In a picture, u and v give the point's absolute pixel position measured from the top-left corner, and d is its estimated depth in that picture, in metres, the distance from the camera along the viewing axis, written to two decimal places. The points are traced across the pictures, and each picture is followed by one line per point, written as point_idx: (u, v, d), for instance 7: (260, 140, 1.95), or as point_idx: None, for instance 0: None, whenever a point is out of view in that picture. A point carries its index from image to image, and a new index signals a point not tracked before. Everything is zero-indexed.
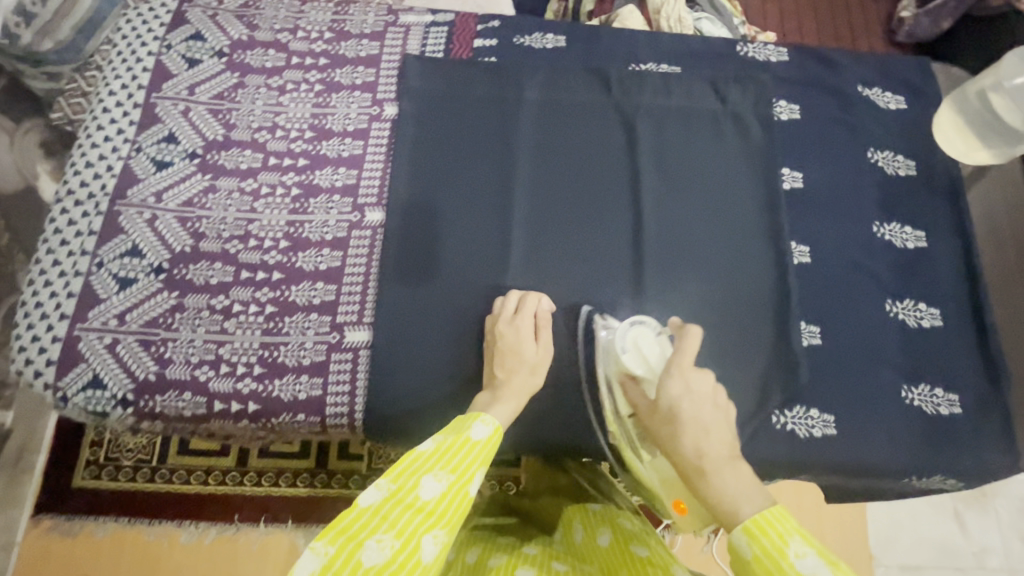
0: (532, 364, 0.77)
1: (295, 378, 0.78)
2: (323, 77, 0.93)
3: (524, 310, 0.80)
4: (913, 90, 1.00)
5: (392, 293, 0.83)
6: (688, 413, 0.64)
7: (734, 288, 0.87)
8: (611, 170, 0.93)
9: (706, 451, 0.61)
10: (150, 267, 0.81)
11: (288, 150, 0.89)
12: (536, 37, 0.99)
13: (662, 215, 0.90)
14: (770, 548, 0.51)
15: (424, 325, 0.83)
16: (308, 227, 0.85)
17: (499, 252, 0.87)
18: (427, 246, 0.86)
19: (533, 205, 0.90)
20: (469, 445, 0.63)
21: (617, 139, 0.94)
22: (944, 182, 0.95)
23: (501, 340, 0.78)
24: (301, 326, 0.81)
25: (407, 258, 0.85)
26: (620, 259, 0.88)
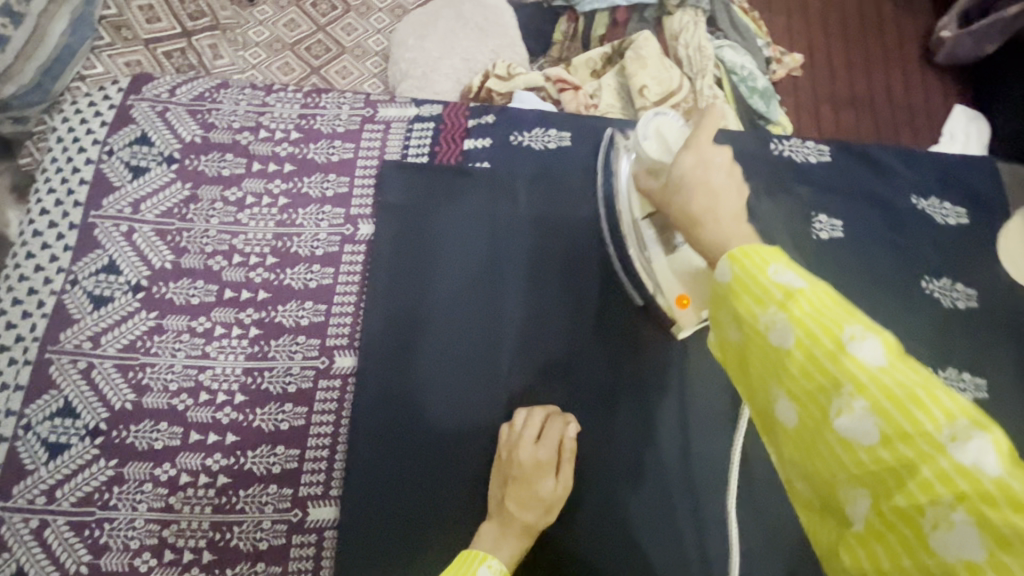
0: (548, 503, 0.67)
1: (250, 567, 0.68)
2: (288, 188, 0.81)
3: (548, 438, 0.69)
4: (975, 201, 0.86)
5: (362, 463, 0.71)
6: (699, 180, 0.55)
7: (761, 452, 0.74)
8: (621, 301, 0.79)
9: (716, 204, 0.53)
10: (85, 429, 0.71)
11: (246, 280, 0.77)
12: (536, 133, 0.86)
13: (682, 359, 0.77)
14: (748, 267, 0.43)
15: (400, 498, 0.70)
16: (268, 376, 0.74)
17: (486, 406, 0.74)
18: (403, 398, 0.74)
19: (528, 343, 0.77)
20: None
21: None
22: (1010, 318, 0.81)
23: (518, 470, 0.68)
24: (257, 501, 0.70)
25: (381, 417, 0.73)
26: (631, 415, 0.74)
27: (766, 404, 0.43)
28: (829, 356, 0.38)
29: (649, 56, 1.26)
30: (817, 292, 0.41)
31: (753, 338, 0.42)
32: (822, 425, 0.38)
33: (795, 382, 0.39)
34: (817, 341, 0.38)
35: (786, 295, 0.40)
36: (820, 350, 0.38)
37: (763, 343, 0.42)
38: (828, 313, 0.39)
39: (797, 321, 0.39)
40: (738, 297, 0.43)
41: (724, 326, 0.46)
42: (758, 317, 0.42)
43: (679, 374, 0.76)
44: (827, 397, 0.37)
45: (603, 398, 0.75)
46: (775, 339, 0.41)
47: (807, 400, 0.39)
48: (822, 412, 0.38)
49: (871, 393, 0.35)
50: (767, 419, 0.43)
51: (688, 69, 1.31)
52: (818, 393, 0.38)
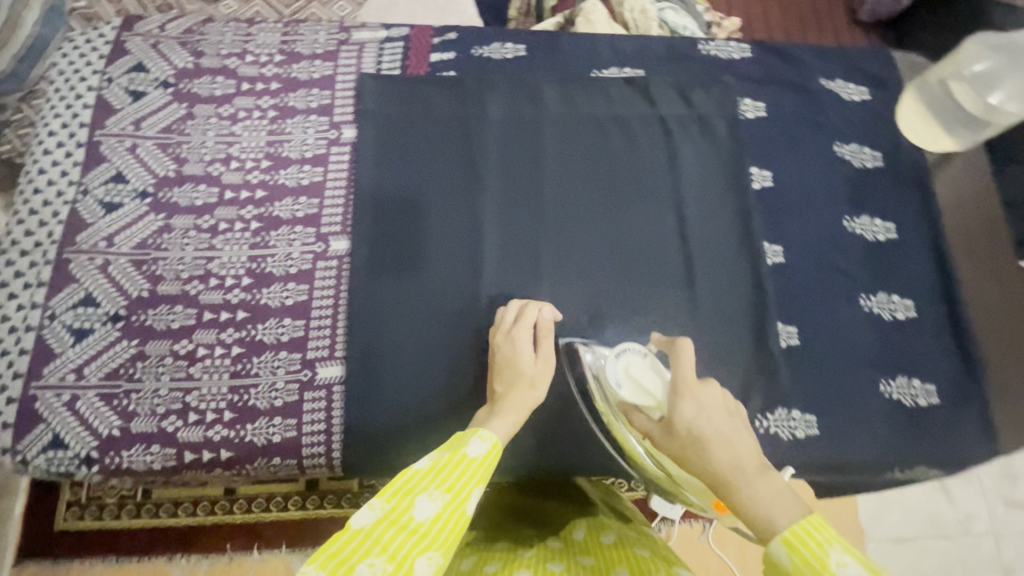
0: (531, 376, 0.73)
1: (268, 421, 0.76)
2: (276, 102, 0.90)
3: (524, 320, 0.77)
4: (875, 80, 1.00)
5: (364, 328, 0.81)
6: (708, 431, 0.54)
7: (710, 294, 0.86)
8: (580, 183, 0.91)
9: (735, 459, 0.51)
10: (106, 315, 0.78)
11: (244, 182, 0.86)
12: (495, 47, 0.97)
13: (633, 225, 0.89)
14: (809, 556, 0.43)
15: (401, 354, 0.81)
16: (271, 261, 0.82)
17: (469, 277, 0.85)
18: (396, 275, 0.84)
19: (501, 223, 0.88)
20: (468, 461, 0.57)
21: (584, 150, 0.92)
22: (912, 171, 0.95)
23: (499, 355, 0.76)
24: (270, 365, 0.78)
25: (378, 290, 0.83)
26: (595, 275, 0.86)
27: None
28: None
29: (597, 22, 1.41)
30: None
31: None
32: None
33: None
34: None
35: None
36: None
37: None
38: None
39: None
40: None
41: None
42: None
43: (633, 236, 0.89)
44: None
45: (569, 261, 0.87)
46: None
47: None
48: None
49: None
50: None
51: (634, 30, 1.45)
52: None
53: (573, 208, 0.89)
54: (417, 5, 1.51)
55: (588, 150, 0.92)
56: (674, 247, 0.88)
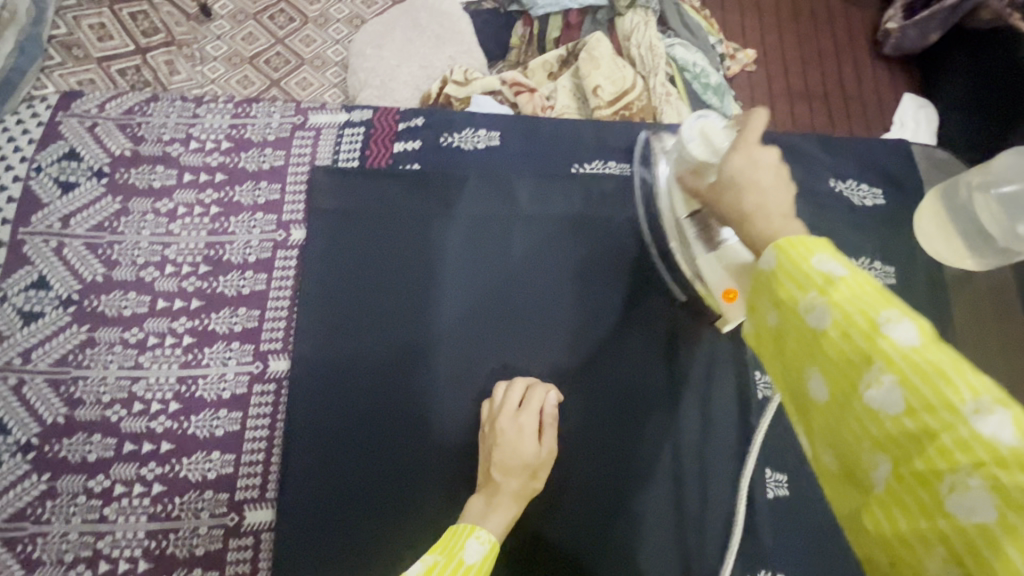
0: (532, 468, 0.69)
1: (187, 572, 0.68)
2: (220, 197, 0.82)
3: (530, 404, 0.72)
4: (891, 181, 0.89)
5: (296, 471, 0.72)
6: (746, 181, 0.52)
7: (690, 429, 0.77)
8: (551, 300, 0.81)
9: (764, 203, 0.50)
10: (16, 445, 0.71)
11: (178, 290, 0.78)
12: (466, 134, 0.87)
13: (609, 351, 0.79)
14: (792, 255, 0.43)
15: (336, 496, 0.71)
16: (202, 383, 0.75)
17: (417, 411, 0.75)
18: (338, 407, 0.75)
19: (456, 349, 0.78)
20: (463, 570, 0.56)
21: (558, 258, 0.83)
22: (926, 292, 0.85)
23: (500, 439, 0.69)
24: (193, 507, 0.71)
25: (311, 425, 0.73)
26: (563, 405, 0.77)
27: (797, 388, 0.44)
28: (864, 337, 0.38)
29: (602, 56, 1.29)
30: (858, 280, 0.41)
31: (786, 312, 0.43)
32: (847, 406, 0.39)
33: (827, 361, 0.40)
34: (856, 323, 0.39)
35: (828, 281, 0.41)
36: (857, 333, 0.39)
37: (798, 320, 0.42)
38: (867, 298, 0.40)
39: (838, 305, 0.40)
40: (779, 283, 0.43)
41: (759, 308, 0.46)
42: (796, 301, 0.42)
43: (609, 358, 0.79)
44: (856, 372, 0.39)
45: None
46: (813, 322, 0.41)
47: (837, 378, 0.40)
48: (855, 389, 0.39)
49: (846, 309, 0.39)
50: (798, 395, 0.44)
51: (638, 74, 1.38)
52: (850, 370, 0.39)
53: (544, 322, 0.80)
54: (413, 34, 1.42)
55: (563, 256, 0.83)
56: (654, 375, 0.78)
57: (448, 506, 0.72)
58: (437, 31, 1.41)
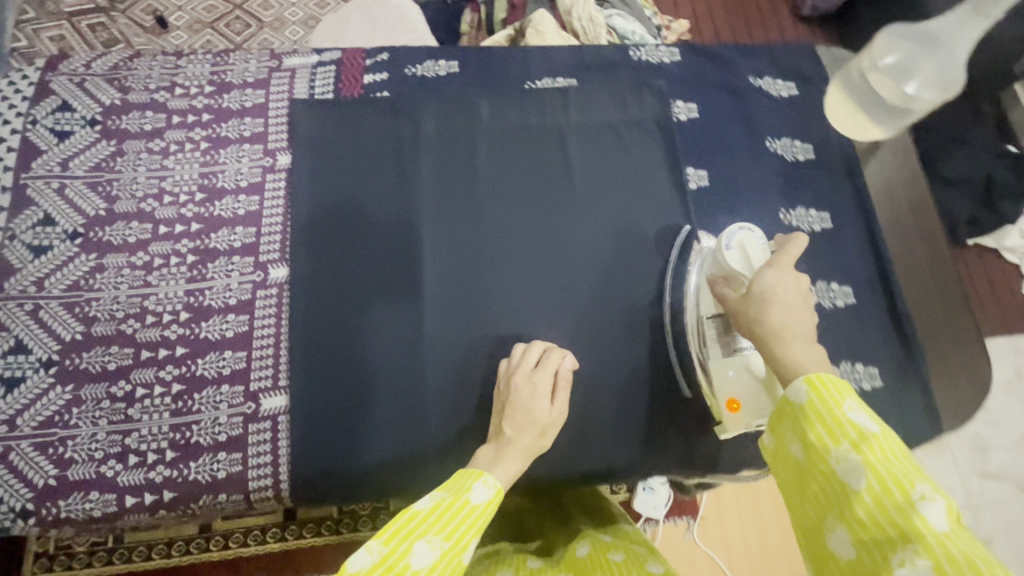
0: (543, 425, 0.73)
1: (212, 457, 0.74)
2: (208, 133, 0.89)
3: (546, 365, 0.77)
4: (801, 75, 1.03)
5: (303, 380, 0.78)
6: (778, 299, 0.66)
7: (648, 286, 0.88)
8: (520, 212, 0.91)
9: (790, 324, 0.64)
10: (38, 362, 0.76)
11: (178, 216, 0.85)
12: (428, 65, 0.98)
13: (574, 248, 0.89)
14: (825, 398, 0.55)
15: (338, 373, 0.80)
16: (209, 294, 0.82)
17: (410, 327, 0.83)
18: (336, 327, 0.82)
19: (440, 266, 0.87)
20: (468, 509, 0.60)
21: (524, 172, 0.93)
22: (841, 161, 0.98)
23: (514, 395, 0.75)
24: (212, 401, 0.77)
25: (313, 341, 0.80)
26: (537, 279, 0.87)
27: (823, 541, 0.51)
28: (897, 506, 0.46)
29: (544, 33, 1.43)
30: (887, 439, 0.51)
31: (822, 463, 0.53)
32: (880, 568, 0.45)
33: (858, 523, 0.48)
34: (888, 491, 0.47)
35: (861, 434, 0.51)
36: (891, 500, 0.47)
37: (834, 474, 0.51)
38: (898, 466, 0.49)
39: (869, 465, 0.49)
40: (812, 423, 0.55)
41: (790, 442, 0.57)
42: (829, 446, 0.53)
43: (573, 237, 0.90)
44: (890, 544, 0.45)
45: (508, 265, 0.88)
46: (846, 477, 0.50)
47: (867, 542, 0.47)
48: (883, 556, 0.45)
49: (877, 469, 0.49)
50: (823, 550, 0.51)
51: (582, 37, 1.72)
52: (882, 538, 0.46)
53: (513, 213, 0.90)
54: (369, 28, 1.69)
55: (524, 159, 0.93)
56: (614, 251, 0.89)
57: (451, 395, 0.81)
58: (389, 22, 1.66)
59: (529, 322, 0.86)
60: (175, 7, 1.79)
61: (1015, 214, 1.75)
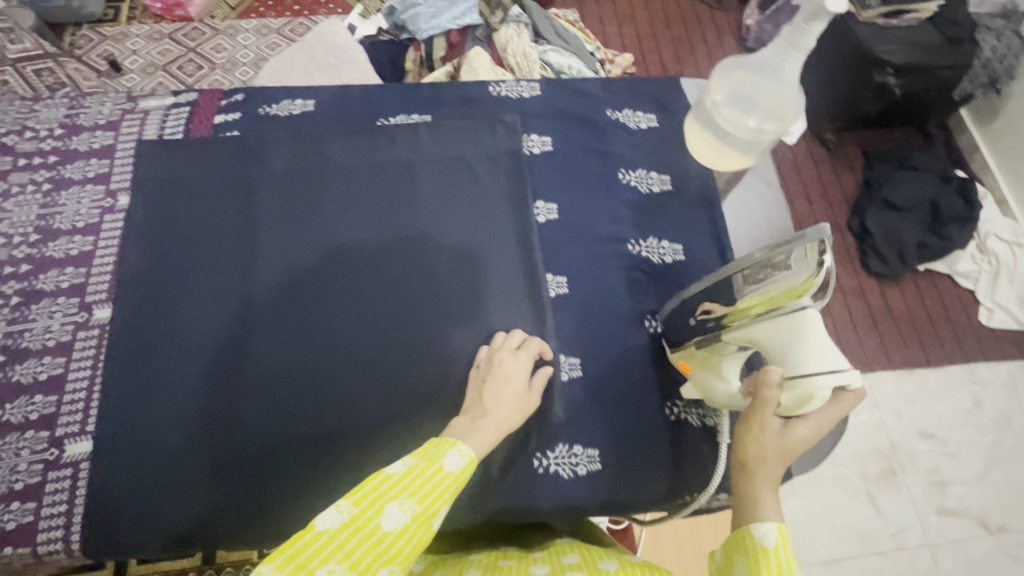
0: (521, 400, 0.73)
1: (4, 507, 0.73)
2: (51, 175, 0.90)
3: (527, 349, 0.78)
4: (662, 107, 1.03)
5: (118, 443, 0.76)
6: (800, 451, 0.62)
7: (494, 311, 0.85)
8: (366, 277, 0.86)
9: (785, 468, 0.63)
10: None
11: (10, 257, 0.85)
12: (283, 104, 0.99)
13: (417, 310, 0.85)
14: (788, 552, 0.54)
15: (214, 339, 0.82)
16: (28, 336, 0.81)
17: (293, 317, 0.84)
18: (206, 327, 0.82)
19: (278, 335, 0.83)
20: (441, 476, 0.59)
21: (373, 230, 0.89)
22: (699, 191, 0.96)
23: (497, 369, 0.75)
24: (15, 447, 0.75)
25: (143, 386, 0.79)
26: (390, 292, 0.86)
27: None
28: None
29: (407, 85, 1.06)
30: None
31: None
32: None
33: None
34: None
35: None
36: None
37: None
38: None
39: None
40: (766, 565, 0.54)
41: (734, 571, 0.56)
42: None
43: (431, 252, 0.88)
44: None
45: (372, 263, 0.87)
46: None
47: None
48: None
49: None
50: None
51: (519, 73, 1.81)
52: None
53: (379, 221, 0.90)
54: (310, 67, 1.78)
55: (372, 186, 0.92)
56: (459, 281, 0.87)
57: (319, 399, 0.80)
58: (332, 61, 1.76)
59: (394, 319, 0.85)
60: (131, 52, 1.89)
61: (964, 237, 1.66)
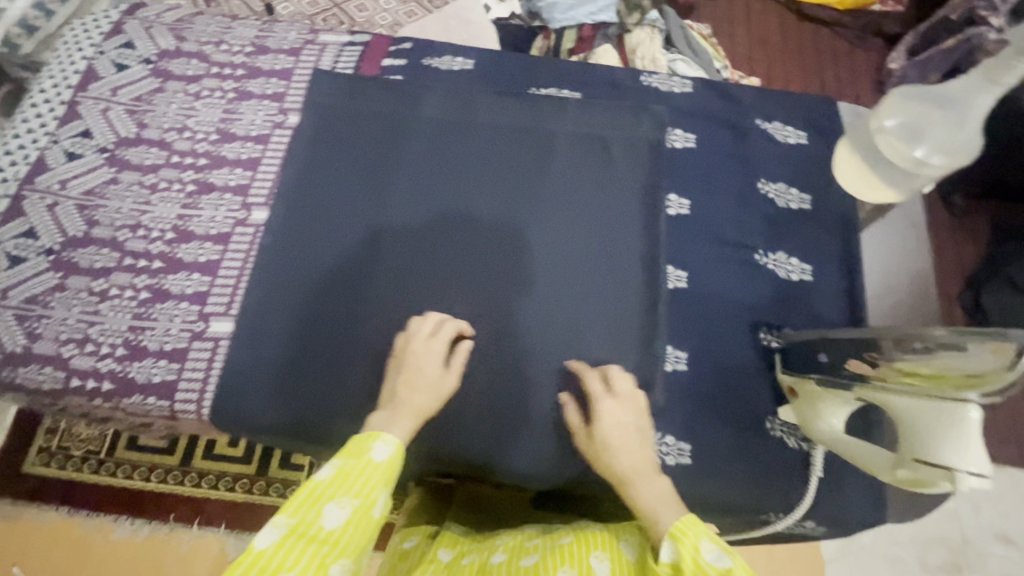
0: (438, 389, 0.75)
1: (153, 362, 0.81)
2: (237, 86, 1.00)
3: (443, 333, 0.78)
4: (814, 125, 1.00)
5: (250, 331, 0.84)
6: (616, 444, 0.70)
7: (609, 290, 0.87)
8: (482, 242, 0.89)
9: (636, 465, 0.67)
10: (42, 249, 0.87)
11: (191, 150, 0.95)
12: (445, 59, 1.04)
13: (530, 285, 0.87)
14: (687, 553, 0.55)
15: (347, 259, 0.88)
16: (195, 221, 0.90)
17: (421, 254, 0.88)
18: (343, 248, 0.89)
19: (397, 284, 0.87)
20: (370, 467, 0.61)
21: (497, 197, 0.92)
22: (837, 216, 0.93)
23: (411, 360, 0.76)
24: (170, 313, 0.84)
25: (281, 286, 0.86)
26: (513, 248, 0.89)
27: None
28: None
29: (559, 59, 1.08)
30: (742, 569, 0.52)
31: None
32: None
33: None
34: None
35: None
36: None
37: None
38: None
39: None
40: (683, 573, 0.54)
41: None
42: None
43: (560, 219, 0.91)
44: None
45: (502, 217, 0.91)
46: None
47: None
48: None
49: None
50: None
51: None
52: None
53: (515, 181, 0.93)
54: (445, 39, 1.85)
55: (511, 150, 0.95)
56: (582, 254, 0.89)
57: None
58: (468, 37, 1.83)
59: (515, 274, 0.88)
60: None
61: None
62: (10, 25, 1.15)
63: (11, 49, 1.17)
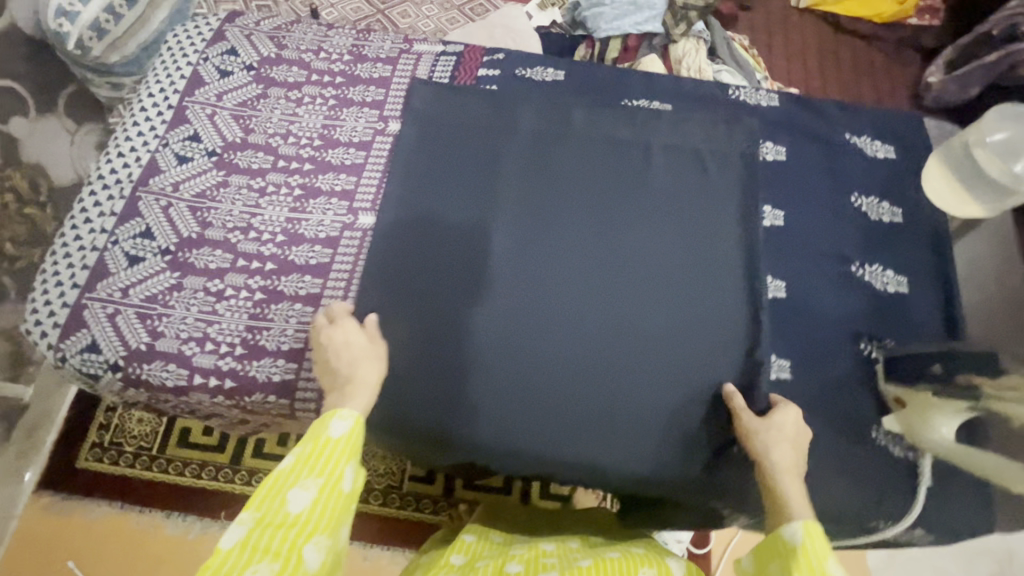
0: (350, 358, 0.75)
1: (272, 361, 0.83)
2: (337, 93, 1.03)
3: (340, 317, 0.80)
4: (902, 140, 1.02)
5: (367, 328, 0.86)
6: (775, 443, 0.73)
7: (711, 298, 0.89)
8: (585, 245, 0.91)
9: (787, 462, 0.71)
10: (158, 249, 0.89)
11: (297, 155, 0.97)
12: (537, 70, 1.08)
13: (634, 290, 0.89)
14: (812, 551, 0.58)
15: (454, 261, 0.90)
16: (305, 224, 0.92)
17: (525, 257, 0.90)
18: (449, 251, 0.91)
19: (505, 284, 0.89)
20: (330, 444, 0.61)
21: (597, 202, 0.94)
22: (931, 230, 0.95)
23: (327, 344, 0.77)
24: (285, 313, 0.86)
25: (391, 286, 0.88)
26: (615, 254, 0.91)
27: None
28: None
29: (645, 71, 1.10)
30: None
31: None
32: None
33: None
34: None
35: None
36: None
37: None
38: None
39: None
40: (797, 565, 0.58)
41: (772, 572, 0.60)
42: None
43: (659, 226, 0.93)
44: None
45: (601, 223, 0.93)
46: None
47: None
48: None
49: None
50: None
51: None
52: None
53: (613, 189, 0.95)
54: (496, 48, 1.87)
55: (608, 158, 0.97)
56: (682, 261, 0.90)
57: (539, 337, 0.86)
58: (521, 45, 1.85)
59: (619, 278, 0.89)
60: None
61: None
62: (82, 27, 1.07)
63: (82, 53, 1.10)
